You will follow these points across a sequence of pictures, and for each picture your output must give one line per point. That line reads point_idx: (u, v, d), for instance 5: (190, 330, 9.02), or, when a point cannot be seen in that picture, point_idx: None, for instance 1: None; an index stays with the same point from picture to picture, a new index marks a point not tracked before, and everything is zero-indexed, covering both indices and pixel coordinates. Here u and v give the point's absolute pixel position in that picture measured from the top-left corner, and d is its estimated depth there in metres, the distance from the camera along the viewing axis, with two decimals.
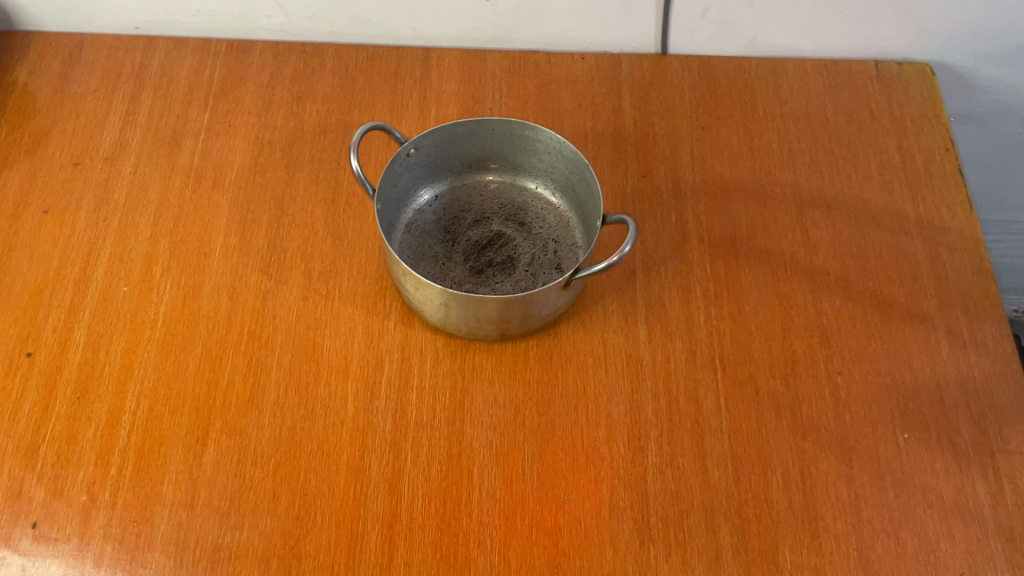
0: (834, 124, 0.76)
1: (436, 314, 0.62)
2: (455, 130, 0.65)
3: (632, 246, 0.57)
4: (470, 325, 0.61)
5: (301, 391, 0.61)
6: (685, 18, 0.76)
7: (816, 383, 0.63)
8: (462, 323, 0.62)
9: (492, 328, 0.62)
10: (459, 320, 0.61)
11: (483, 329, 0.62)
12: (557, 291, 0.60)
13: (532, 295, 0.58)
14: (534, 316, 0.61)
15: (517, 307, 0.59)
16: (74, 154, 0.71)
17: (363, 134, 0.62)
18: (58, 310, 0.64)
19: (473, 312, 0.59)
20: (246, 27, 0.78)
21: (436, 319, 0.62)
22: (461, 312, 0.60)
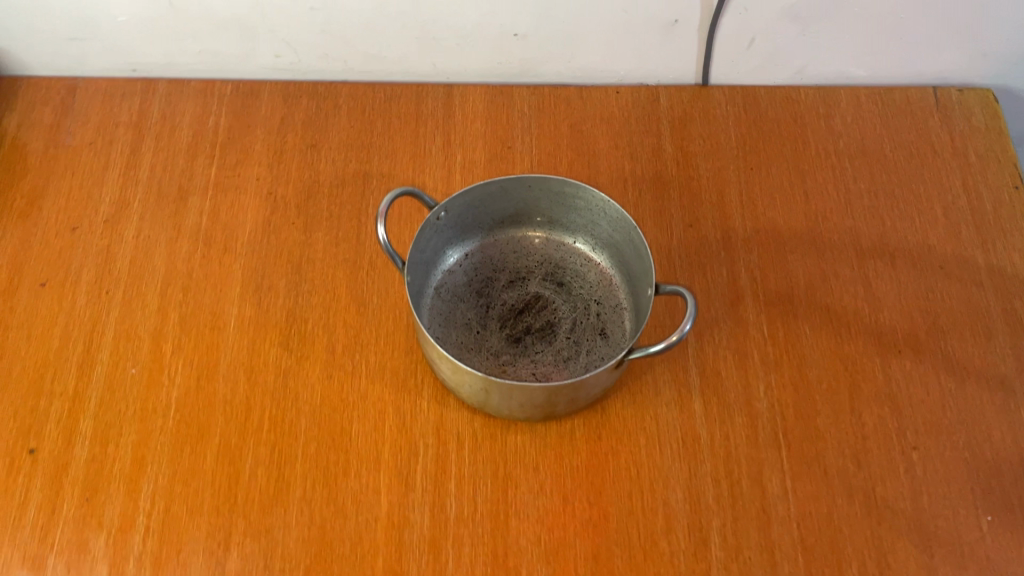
0: (892, 160, 0.70)
1: (474, 397, 0.56)
2: (489, 188, 0.60)
3: (694, 321, 0.52)
4: (511, 409, 0.56)
5: (329, 484, 0.56)
6: (729, 48, 0.70)
7: (888, 461, 0.58)
8: (502, 408, 0.56)
9: (535, 411, 0.56)
10: (499, 404, 0.55)
11: (525, 412, 0.56)
12: (609, 372, 0.54)
13: (583, 379, 0.52)
14: (583, 397, 0.56)
15: (566, 392, 0.53)
16: (71, 217, 0.65)
17: (390, 200, 0.56)
18: (61, 399, 0.59)
19: (517, 397, 0.54)
20: (253, 67, 0.72)
21: (473, 401, 0.57)
22: (503, 397, 0.54)
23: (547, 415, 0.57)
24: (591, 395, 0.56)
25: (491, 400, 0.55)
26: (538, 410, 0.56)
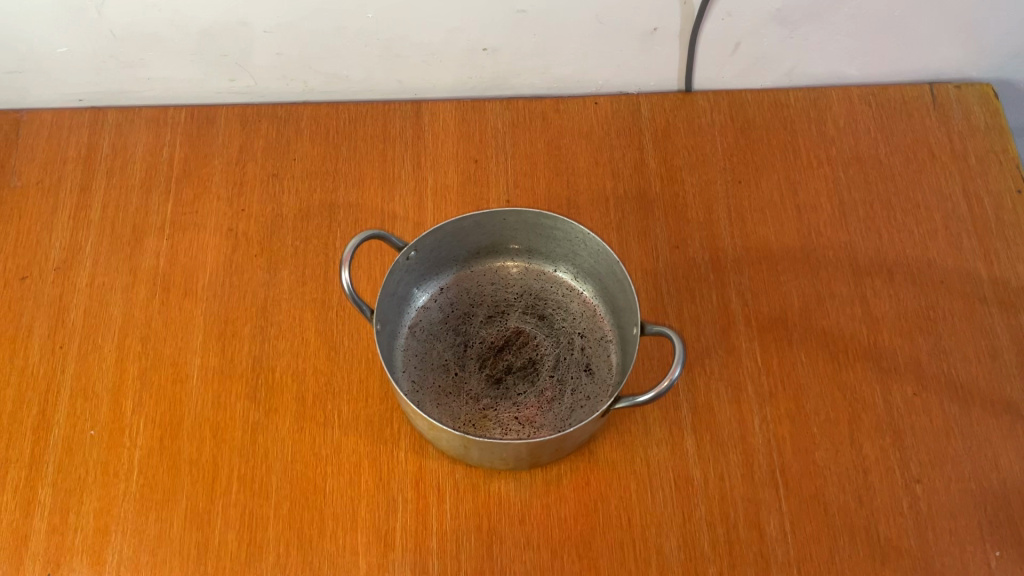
0: (889, 166, 0.67)
1: (454, 449, 0.52)
2: (462, 223, 0.56)
3: (684, 362, 0.48)
4: (492, 459, 0.52)
5: (304, 547, 0.53)
6: (713, 54, 0.66)
7: (891, 496, 0.55)
8: (484, 458, 0.52)
9: (519, 461, 0.52)
10: (480, 456, 0.52)
11: (509, 463, 0.53)
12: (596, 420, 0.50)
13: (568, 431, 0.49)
14: (569, 447, 0.52)
15: (550, 443, 0.50)
16: (20, 266, 0.62)
17: (357, 242, 0.52)
18: (18, 465, 0.55)
19: (499, 450, 0.50)
20: (208, 92, 0.68)
21: (452, 453, 0.53)
22: (485, 451, 0.50)
23: (531, 463, 0.54)
24: (577, 442, 0.52)
25: (472, 452, 0.51)
26: (523, 459, 0.52)
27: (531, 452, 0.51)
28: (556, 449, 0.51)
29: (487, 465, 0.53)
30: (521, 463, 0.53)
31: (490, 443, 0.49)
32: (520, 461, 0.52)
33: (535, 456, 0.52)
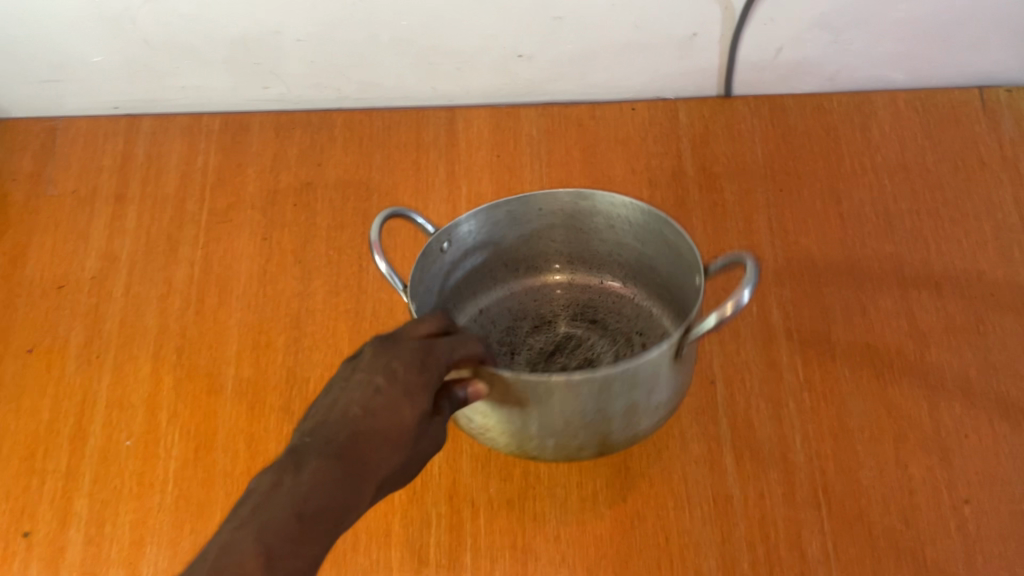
0: (936, 174, 0.64)
1: (507, 430, 0.43)
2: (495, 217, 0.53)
3: (756, 284, 0.40)
4: (558, 439, 0.42)
5: (337, 561, 0.53)
6: (754, 59, 0.65)
7: (938, 517, 0.53)
8: (546, 437, 0.42)
9: (591, 437, 0.42)
10: (541, 432, 0.42)
11: (579, 445, 0.43)
12: (669, 366, 0.42)
13: (636, 370, 0.39)
14: (641, 407, 0.42)
15: (617, 396, 0.40)
16: (57, 274, 0.62)
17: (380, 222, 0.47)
18: (55, 476, 0.55)
19: (558, 411, 0.41)
20: (242, 100, 0.68)
21: (507, 440, 0.43)
22: (544, 420, 0.41)
23: (605, 447, 0.44)
24: (652, 406, 0.43)
25: (530, 429, 0.42)
26: (592, 436, 0.42)
27: (600, 417, 0.41)
28: (629, 414, 0.42)
29: (553, 454, 0.44)
30: (592, 442, 0.43)
31: (546, 396, 0.39)
32: (591, 439, 0.43)
33: (607, 432, 0.42)
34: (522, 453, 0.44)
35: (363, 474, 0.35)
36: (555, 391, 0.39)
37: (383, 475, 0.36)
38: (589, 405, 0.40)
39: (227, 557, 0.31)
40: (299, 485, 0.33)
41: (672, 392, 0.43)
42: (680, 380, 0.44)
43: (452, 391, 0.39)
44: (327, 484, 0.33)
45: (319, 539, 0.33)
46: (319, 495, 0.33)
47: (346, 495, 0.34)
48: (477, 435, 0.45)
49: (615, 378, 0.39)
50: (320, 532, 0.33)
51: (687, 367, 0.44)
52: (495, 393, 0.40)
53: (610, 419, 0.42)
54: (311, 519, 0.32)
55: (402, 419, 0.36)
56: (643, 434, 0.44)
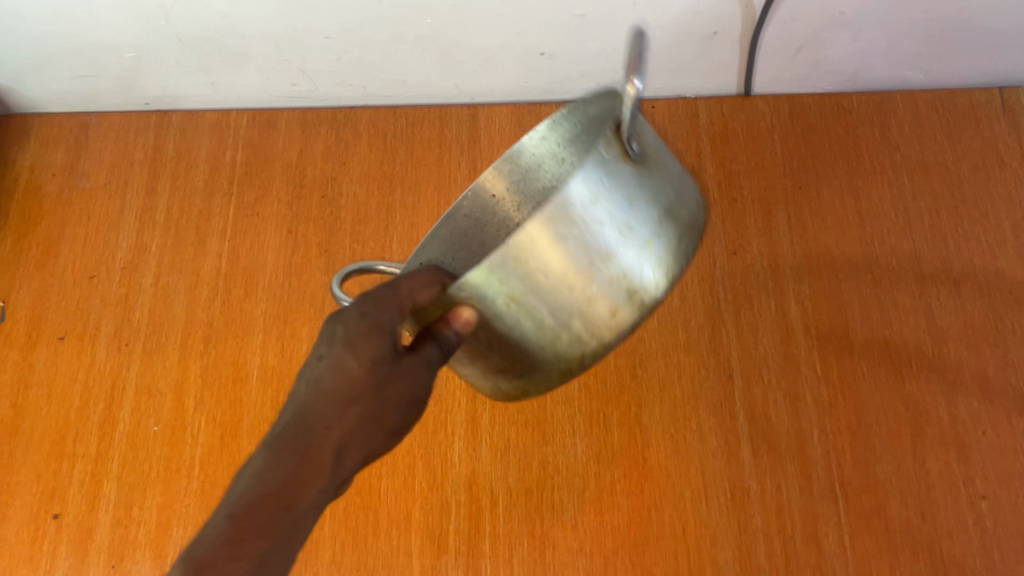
0: (956, 173, 0.65)
1: (530, 345, 0.35)
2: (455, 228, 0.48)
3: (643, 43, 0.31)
4: (581, 309, 0.34)
5: (358, 546, 0.54)
6: (774, 57, 0.65)
7: (955, 512, 0.53)
8: (570, 318, 0.34)
9: (607, 289, 0.34)
10: (556, 317, 0.34)
11: (608, 305, 0.34)
12: (628, 162, 0.33)
13: (595, 187, 0.32)
14: (639, 236, 0.34)
15: (600, 230, 0.33)
16: (89, 265, 0.64)
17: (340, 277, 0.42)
18: (84, 460, 0.57)
19: (550, 282, 0.33)
20: (268, 96, 0.69)
21: (544, 359, 0.36)
22: (543, 298, 0.33)
23: (639, 298, 0.35)
24: (648, 220, 0.34)
25: (545, 321, 0.34)
26: (608, 286, 0.34)
27: (597, 262, 0.33)
28: (625, 236, 0.33)
29: (593, 338, 0.35)
30: (620, 297, 0.34)
31: (519, 270, 0.32)
32: (613, 292, 0.34)
33: (622, 270, 0.34)
34: (570, 363, 0.36)
35: (309, 460, 0.35)
36: (519, 259, 0.32)
37: (338, 434, 0.36)
38: (568, 251, 0.32)
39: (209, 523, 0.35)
40: (243, 479, 0.35)
41: (660, 199, 0.35)
42: (662, 185, 0.35)
43: (444, 331, 0.35)
44: (262, 469, 0.35)
45: (266, 537, 0.34)
46: (257, 479, 0.35)
47: (294, 484, 0.35)
48: (522, 385, 0.38)
49: (564, 199, 0.31)
50: (266, 528, 0.34)
51: (664, 170, 0.36)
52: (481, 308, 0.34)
53: (609, 256, 0.33)
54: (254, 521, 0.34)
55: (344, 381, 0.36)
56: (674, 263, 0.35)
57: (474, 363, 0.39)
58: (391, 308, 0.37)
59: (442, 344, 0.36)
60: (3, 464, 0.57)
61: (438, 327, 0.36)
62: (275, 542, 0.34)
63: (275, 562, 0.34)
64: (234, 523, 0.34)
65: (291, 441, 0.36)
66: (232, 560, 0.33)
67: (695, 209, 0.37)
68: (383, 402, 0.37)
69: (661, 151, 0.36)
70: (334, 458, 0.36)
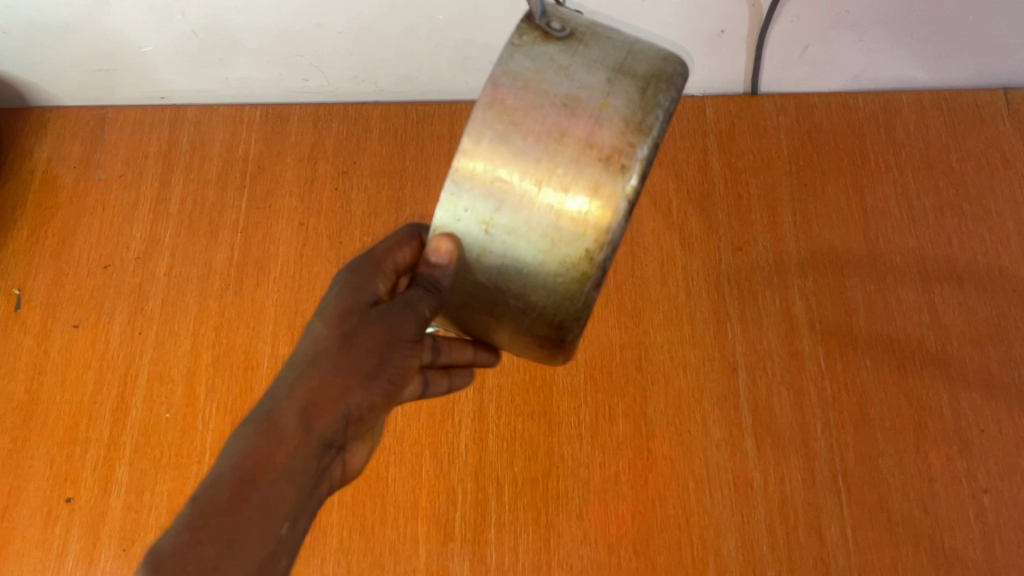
0: (960, 172, 0.65)
1: (529, 272, 0.30)
2: None
3: None
4: (558, 202, 0.30)
5: (366, 532, 0.55)
6: (780, 56, 0.66)
7: (957, 505, 0.54)
8: (553, 220, 0.30)
9: (570, 167, 0.30)
10: (537, 223, 0.30)
11: (586, 185, 0.29)
12: (553, 43, 0.32)
13: (515, 76, 0.31)
14: (579, 100, 0.30)
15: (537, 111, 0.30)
16: (103, 255, 0.65)
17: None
18: (97, 445, 0.58)
19: (503, 182, 0.30)
20: (282, 91, 0.70)
21: (550, 282, 0.30)
22: (513, 208, 0.30)
23: (620, 161, 0.30)
24: (593, 83, 0.31)
25: (529, 233, 0.30)
26: (575, 163, 0.30)
27: (552, 144, 0.30)
28: (571, 107, 0.30)
29: (589, 229, 0.30)
30: (595, 168, 0.29)
31: (476, 189, 0.30)
32: (584, 167, 0.29)
33: (585, 140, 0.30)
34: (579, 268, 0.30)
35: (269, 429, 0.32)
36: (471, 176, 0.30)
37: (317, 395, 0.33)
38: (503, 142, 0.30)
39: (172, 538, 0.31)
40: (213, 471, 0.32)
41: (602, 60, 0.31)
42: (604, 49, 0.32)
43: (432, 276, 0.32)
44: (231, 452, 0.32)
45: (231, 517, 0.30)
46: (226, 464, 0.31)
47: (257, 453, 0.31)
48: (550, 325, 0.32)
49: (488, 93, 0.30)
50: (229, 504, 0.30)
51: (610, 39, 0.33)
52: (461, 246, 0.31)
53: (562, 133, 0.30)
54: (216, 501, 0.30)
55: (312, 340, 0.34)
56: (647, 115, 0.30)
57: (502, 326, 0.33)
58: (366, 266, 0.36)
59: (428, 286, 0.32)
60: (17, 448, 0.58)
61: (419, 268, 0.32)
62: (241, 519, 0.30)
63: (251, 542, 0.30)
64: (196, 509, 0.30)
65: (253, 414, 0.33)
66: (194, 545, 0.29)
67: (665, 57, 0.32)
68: (352, 351, 0.33)
69: (604, 27, 0.33)
70: (301, 420, 0.32)
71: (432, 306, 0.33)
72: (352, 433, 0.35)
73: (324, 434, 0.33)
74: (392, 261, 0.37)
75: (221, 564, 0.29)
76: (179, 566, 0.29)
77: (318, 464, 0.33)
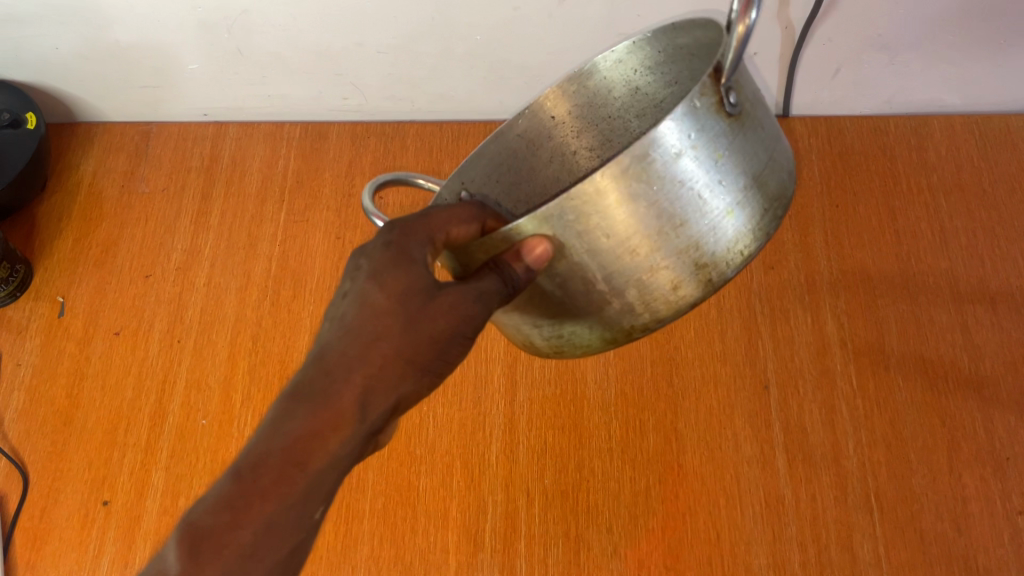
0: (992, 194, 0.65)
1: (575, 307, 0.36)
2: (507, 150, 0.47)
3: None
4: (639, 278, 0.34)
5: (396, 542, 0.56)
6: (812, 79, 0.67)
7: (991, 527, 0.53)
8: (624, 285, 0.34)
9: (672, 263, 0.34)
10: (612, 280, 0.34)
11: (668, 275, 0.34)
12: (721, 113, 0.32)
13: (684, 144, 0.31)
14: (714, 205, 0.33)
15: (679, 202, 0.32)
16: (145, 265, 0.67)
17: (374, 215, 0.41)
18: (134, 450, 0.59)
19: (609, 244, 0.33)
20: (322, 109, 0.72)
21: (590, 321, 0.36)
22: (599, 259, 0.33)
23: (708, 274, 0.34)
24: (732, 189, 0.33)
25: (597, 282, 0.35)
26: (674, 256, 0.34)
27: (665, 229, 0.33)
28: (702, 205, 0.33)
29: (649, 310, 0.35)
30: (684, 269, 0.34)
31: (578, 227, 0.32)
32: (679, 262, 0.34)
33: (693, 240, 0.33)
34: (621, 329, 0.36)
35: (324, 410, 0.32)
36: (581, 216, 0.32)
37: (374, 377, 0.33)
38: (634, 210, 0.32)
39: (204, 503, 0.32)
40: (255, 440, 0.32)
41: (747, 164, 0.34)
42: (752, 146, 0.34)
43: (513, 270, 0.34)
44: (277, 424, 0.32)
45: (276, 502, 0.32)
46: (273, 437, 0.32)
47: (309, 435, 0.32)
48: (561, 340, 0.39)
49: (650, 154, 0.31)
50: (275, 489, 0.32)
51: (759, 131, 0.35)
52: (547, 256, 0.33)
53: (681, 224, 0.33)
54: (260, 483, 0.32)
55: (368, 312, 0.34)
56: (752, 244, 0.35)
57: (512, 316, 0.40)
58: (423, 239, 0.36)
59: (511, 282, 0.34)
60: (57, 451, 0.59)
61: (502, 257, 0.34)
62: (284, 506, 0.32)
63: (287, 529, 0.32)
64: (239, 486, 0.32)
65: (308, 388, 0.33)
66: (233, 528, 0.31)
67: (783, 178, 0.36)
68: (416, 333, 0.34)
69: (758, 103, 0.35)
70: (357, 406, 0.33)
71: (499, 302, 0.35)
72: (395, 420, 0.35)
73: (374, 423, 0.34)
74: (444, 234, 0.37)
75: (257, 548, 0.32)
76: (217, 547, 0.31)
77: (362, 451, 0.34)
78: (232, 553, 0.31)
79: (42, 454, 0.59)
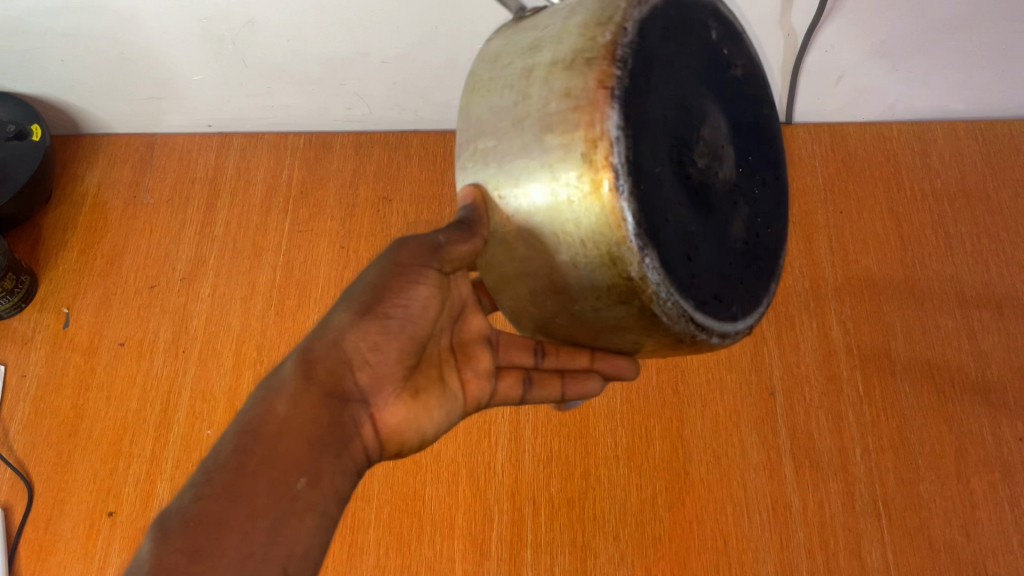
0: (997, 200, 0.65)
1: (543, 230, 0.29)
2: None
3: None
4: (540, 131, 0.28)
5: (402, 552, 0.55)
6: (815, 85, 0.67)
7: (999, 532, 0.53)
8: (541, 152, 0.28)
9: (541, 93, 0.28)
10: (532, 163, 0.29)
11: (557, 95, 0.28)
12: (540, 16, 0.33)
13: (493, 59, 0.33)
14: (549, 34, 0.30)
15: (518, 66, 0.30)
16: (149, 276, 0.67)
17: None
18: (139, 460, 0.59)
19: (493, 146, 0.30)
20: (326, 120, 0.72)
21: (569, 216, 0.28)
22: (508, 165, 0.30)
23: (582, 59, 0.28)
24: (556, 20, 0.30)
25: (528, 177, 0.29)
26: (545, 84, 0.28)
27: (527, 83, 0.29)
28: (538, 45, 0.30)
29: (571, 137, 0.27)
30: (561, 80, 0.28)
31: (478, 167, 0.31)
32: (554, 83, 0.28)
33: (551, 62, 0.29)
34: (584, 183, 0.27)
35: (270, 382, 0.32)
36: (472, 159, 0.31)
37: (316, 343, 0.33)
38: (486, 114, 0.31)
39: (174, 499, 0.29)
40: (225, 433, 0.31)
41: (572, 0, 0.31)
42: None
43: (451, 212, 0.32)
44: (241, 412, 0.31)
45: (237, 471, 0.29)
46: (235, 420, 0.31)
47: (258, 406, 0.31)
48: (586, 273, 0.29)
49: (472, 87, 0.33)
50: (234, 460, 0.29)
51: None
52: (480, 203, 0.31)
53: (532, 69, 0.29)
54: (219, 459, 0.29)
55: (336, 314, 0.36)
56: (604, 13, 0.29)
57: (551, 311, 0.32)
58: None
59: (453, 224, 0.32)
60: (62, 463, 0.59)
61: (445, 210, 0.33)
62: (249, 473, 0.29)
63: (259, 495, 0.29)
64: (202, 470, 0.29)
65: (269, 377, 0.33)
66: (200, 503, 0.28)
67: None
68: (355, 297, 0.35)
69: None
70: (300, 368, 0.33)
71: (457, 240, 0.32)
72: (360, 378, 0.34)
73: (325, 381, 0.33)
74: None
75: (229, 517, 0.28)
76: (185, 522, 0.27)
77: (332, 415, 0.32)
78: (203, 526, 0.27)
79: (47, 465, 0.59)
